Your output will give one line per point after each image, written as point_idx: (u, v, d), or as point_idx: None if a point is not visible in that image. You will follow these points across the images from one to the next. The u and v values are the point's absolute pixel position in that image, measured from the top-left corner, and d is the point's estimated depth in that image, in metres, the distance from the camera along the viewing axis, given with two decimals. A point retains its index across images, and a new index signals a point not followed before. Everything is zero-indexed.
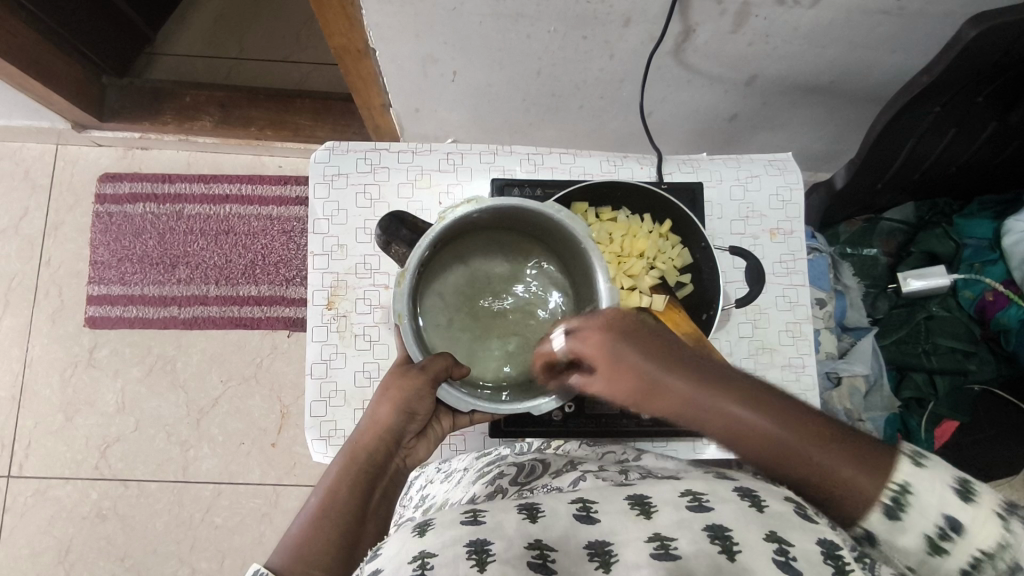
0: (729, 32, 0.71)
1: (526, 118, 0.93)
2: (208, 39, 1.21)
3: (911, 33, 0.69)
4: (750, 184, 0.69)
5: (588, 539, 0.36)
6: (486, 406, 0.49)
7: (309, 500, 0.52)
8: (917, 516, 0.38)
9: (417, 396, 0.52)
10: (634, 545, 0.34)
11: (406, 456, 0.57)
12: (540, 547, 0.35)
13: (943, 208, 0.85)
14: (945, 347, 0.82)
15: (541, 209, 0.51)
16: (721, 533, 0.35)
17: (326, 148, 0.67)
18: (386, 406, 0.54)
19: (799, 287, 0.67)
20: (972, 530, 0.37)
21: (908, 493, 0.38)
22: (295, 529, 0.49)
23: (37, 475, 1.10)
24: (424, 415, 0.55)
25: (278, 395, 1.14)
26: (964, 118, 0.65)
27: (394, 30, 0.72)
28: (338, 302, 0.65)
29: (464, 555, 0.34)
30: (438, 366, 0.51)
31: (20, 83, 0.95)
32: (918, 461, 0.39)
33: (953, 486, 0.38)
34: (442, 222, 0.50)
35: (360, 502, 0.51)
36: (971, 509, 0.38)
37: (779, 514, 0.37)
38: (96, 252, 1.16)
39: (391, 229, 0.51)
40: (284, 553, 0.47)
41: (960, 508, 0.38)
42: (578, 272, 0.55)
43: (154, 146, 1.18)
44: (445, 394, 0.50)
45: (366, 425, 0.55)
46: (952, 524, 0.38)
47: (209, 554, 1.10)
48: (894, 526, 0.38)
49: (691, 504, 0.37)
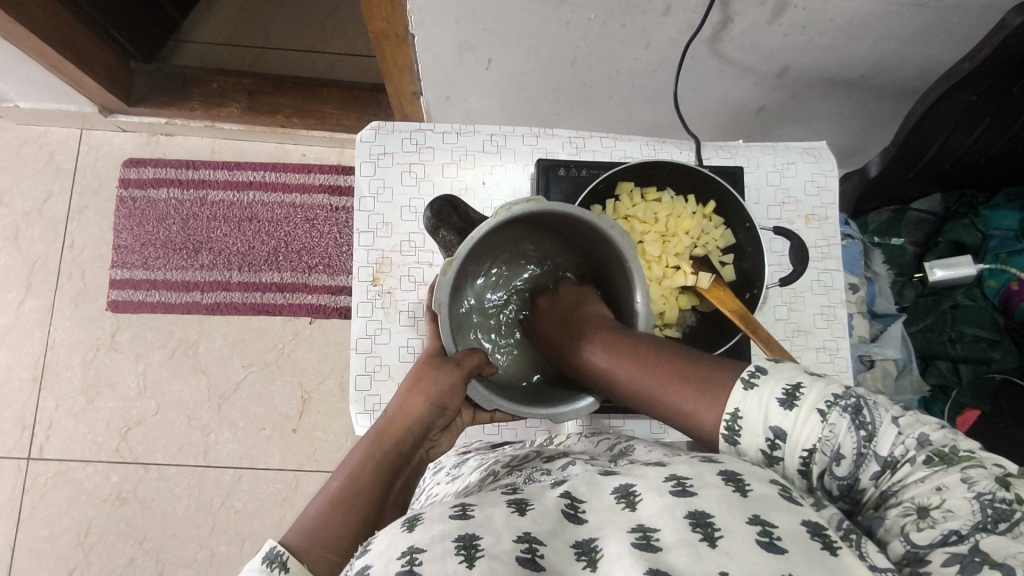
0: (767, 23, 0.72)
1: (555, 108, 0.95)
2: (234, 26, 1.22)
3: (945, 26, 0.71)
4: (786, 170, 0.70)
5: (575, 539, 0.37)
6: (508, 406, 0.52)
7: (327, 484, 0.51)
8: (750, 436, 0.42)
9: (448, 393, 0.53)
10: (618, 537, 0.36)
11: (429, 449, 0.59)
12: (528, 540, 0.35)
13: (970, 200, 0.86)
14: (970, 336, 0.84)
15: (598, 224, 0.50)
16: (704, 519, 0.36)
17: (372, 128, 0.68)
18: (417, 396, 0.55)
19: (834, 272, 0.69)
20: (795, 435, 0.41)
21: (739, 417, 0.43)
22: (313, 511, 0.49)
23: (58, 457, 1.10)
24: (452, 411, 0.56)
25: (299, 380, 1.15)
26: (998, 109, 0.67)
27: (437, 16, 0.73)
28: (383, 279, 0.66)
29: (452, 550, 0.34)
30: (472, 362, 0.54)
31: (53, 63, 0.96)
32: (751, 383, 0.43)
33: (779, 398, 0.42)
34: (497, 217, 0.48)
35: (382, 489, 0.52)
36: (793, 415, 0.41)
37: (761, 497, 0.38)
38: (119, 235, 1.16)
39: (443, 213, 0.53)
40: (300, 534, 0.47)
41: (783, 417, 0.41)
42: (609, 270, 0.58)
43: (177, 132, 1.18)
44: (474, 390, 0.52)
45: (393, 413, 0.55)
46: (777, 433, 0.41)
47: (229, 538, 1.10)
48: (734, 448, 0.43)
49: (674, 489, 0.38)
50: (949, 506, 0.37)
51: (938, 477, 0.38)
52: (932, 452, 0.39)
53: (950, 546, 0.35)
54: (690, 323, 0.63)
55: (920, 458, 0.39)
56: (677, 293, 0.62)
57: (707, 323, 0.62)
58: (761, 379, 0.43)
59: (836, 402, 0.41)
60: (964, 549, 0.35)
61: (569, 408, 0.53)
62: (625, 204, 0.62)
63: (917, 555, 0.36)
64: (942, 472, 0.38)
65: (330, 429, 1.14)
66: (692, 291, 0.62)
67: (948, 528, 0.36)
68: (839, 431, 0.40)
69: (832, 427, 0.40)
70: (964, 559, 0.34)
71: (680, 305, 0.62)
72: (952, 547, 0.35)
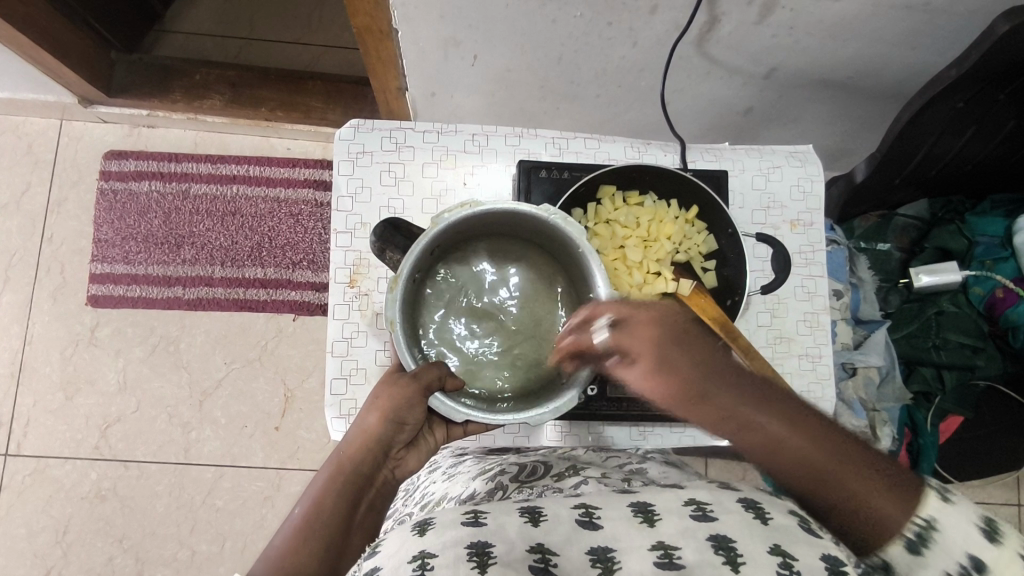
0: (754, 24, 0.71)
1: (543, 106, 0.93)
2: (218, 17, 1.19)
3: (933, 30, 0.71)
4: (772, 174, 0.69)
5: (590, 544, 0.37)
6: (478, 415, 0.48)
7: (293, 511, 0.53)
8: (940, 553, 0.41)
9: (405, 408, 0.52)
10: (639, 554, 0.36)
11: (395, 468, 0.57)
12: (542, 550, 0.36)
13: (956, 206, 0.86)
14: (954, 341, 0.84)
15: (539, 214, 0.49)
16: (726, 543, 0.36)
17: (351, 126, 0.66)
18: (373, 414, 0.53)
19: (817, 278, 0.68)
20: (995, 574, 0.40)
21: (934, 527, 0.41)
22: (279, 540, 0.51)
23: (36, 454, 1.09)
24: (414, 425, 0.55)
25: (282, 378, 1.14)
26: (983, 116, 0.67)
27: (421, 11, 0.72)
28: (361, 280, 0.65)
29: (464, 557, 0.34)
30: (432, 374, 0.50)
31: (29, 53, 0.94)
32: (945, 498, 0.42)
33: (979, 528, 0.41)
34: (435, 227, 0.49)
35: (344, 515, 0.53)
36: (995, 550, 0.41)
37: (781, 527, 0.38)
38: (99, 229, 1.14)
39: (387, 236, 0.50)
40: (266, 565, 0.49)
41: (984, 548, 0.41)
42: (579, 279, 0.53)
43: (159, 124, 1.16)
44: (437, 403, 0.48)
45: (354, 433, 0.55)
46: (975, 563, 0.40)
47: (209, 536, 1.09)
48: (909, 556, 0.41)
49: (695, 514, 0.38)
50: None
51: None
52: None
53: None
54: None
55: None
56: (658, 300, 0.60)
57: None
58: (958, 500, 0.42)
59: None
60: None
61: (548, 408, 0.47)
62: (606, 208, 0.61)
63: None
64: None
65: (312, 427, 1.13)
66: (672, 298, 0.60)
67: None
68: None
69: None
70: None
71: None
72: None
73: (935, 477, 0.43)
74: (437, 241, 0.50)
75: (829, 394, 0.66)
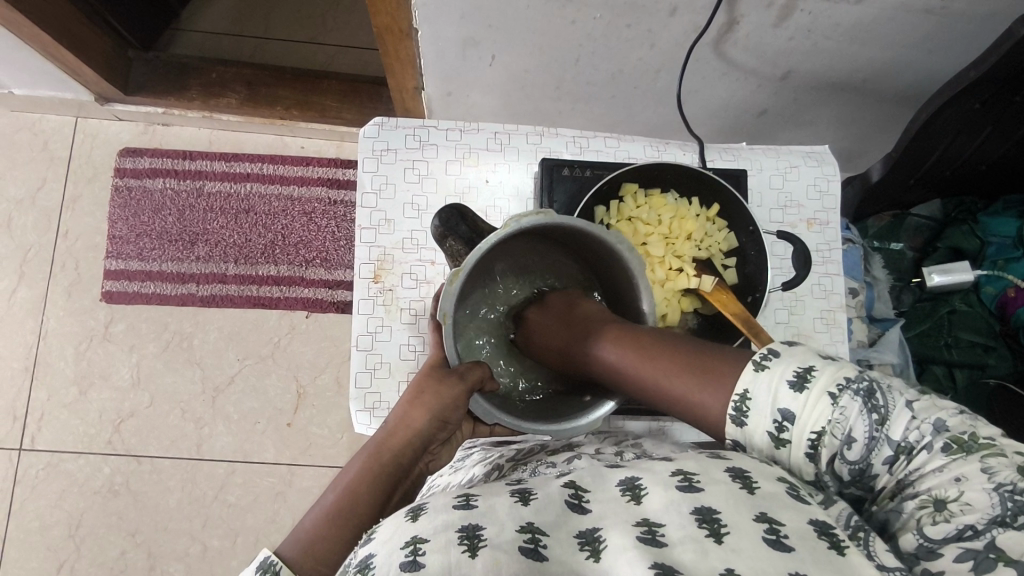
0: (772, 26, 0.72)
1: (558, 106, 0.94)
2: (233, 17, 1.20)
3: (950, 33, 0.72)
4: (789, 174, 0.70)
5: (579, 529, 0.38)
6: (509, 420, 0.54)
7: (324, 496, 0.52)
8: (758, 417, 0.44)
9: (451, 406, 0.55)
10: (623, 529, 0.37)
11: (430, 463, 0.59)
12: (532, 531, 0.37)
13: (969, 206, 0.87)
14: (966, 341, 0.85)
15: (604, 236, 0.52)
16: (710, 516, 0.37)
17: (375, 123, 0.67)
18: (418, 409, 0.56)
19: (834, 276, 0.69)
20: (805, 417, 0.42)
21: (747, 399, 0.44)
22: (308, 522, 0.50)
23: (49, 449, 1.09)
24: (454, 424, 0.58)
25: (295, 374, 1.14)
26: (1001, 118, 0.68)
27: (443, 11, 0.73)
28: (384, 275, 0.66)
29: (454, 541, 0.35)
30: (475, 375, 0.55)
31: (50, 51, 0.94)
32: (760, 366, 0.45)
33: (788, 380, 0.43)
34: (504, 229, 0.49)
35: (380, 502, 0.52)
36: (803, 397, 0.42)
37: (770, 494, 0.39)
38: (114, 226, 1.15)
39: (450, 222, 0.54)
40: (294, 545, 0.48)
41: (792, 399, 0.43)
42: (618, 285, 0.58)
43: (174, 122, 1.17)
44: (475, 404, 0.54)
45: (394, 427, 0.56)
46: (785, 415, 0.43)
47: (221, 531, 1.09)
48: (741, 430, 0.44)
49: (680, 484, 0.40)
50: (967, 500, 0.38)
51: (955, 467, 0.39)
52: (950, 439, 0.40)
53: (965, 541, 0.37)
54: (690, 326, 0.63)
55: (937, 445, 0.40)
56: (680, 296, 0.62)
57: (710, 326, 0.62)
58: (772, 363, 0.44)
59: (848, 385, 0.42)
60: (979, 546, 0.37)
61: (585, 420, 0.55)
62: (629, 205, 0.62)
63: (929, 548, 0.38)
64: (961, 461, 0.39)
65: (324, 423, 1.13)
66: (694, 294, 0.62)
67: (964, 523, 0.38)
68: (850, 414, 0.41)
69: (844, 410, 0.41)
70: (978, 555, 0.36)
71: (682, 307, 0.62)
72: (967, 543, 0.37)
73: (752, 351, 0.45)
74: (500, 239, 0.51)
75: None
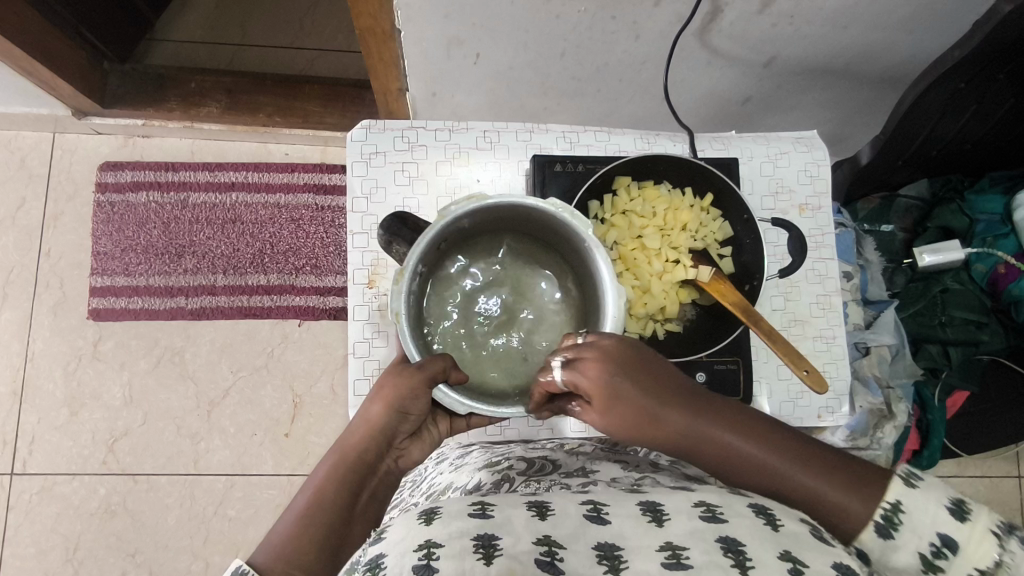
0: (755, 13, 0.72)
1: (543, 102, 0.94)
2: (210, 25, 1.18)
3: (930, 14, 0.72)
4: (780, 161, 0.70)
5: (597, 541, 0.37)
6: (484, 409, 0.50)
7: (294, 500, 0.53)
8: (909, 534, 0.42)
9: (410, 395, 0.52)
10: (647, 554, 0.36)
11: (398, 457, 0.58)
12: (549, 544, 0.36)
13: (955, 184, 0.87)
14: (959, 319, 0.86)
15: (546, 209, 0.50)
16: (734, 546, 0.36)
17: (362, 127, 0.66)
18: (378, 403, 0.54)
19: (828, 261, 0.69)
20: (965, 551, 0.41)
21: (900, 510, 0.42)
22: (279, 528, 0.51)
23: (42, 472, 1.07)
24: (417, 416, 0.56)
25: (290, 384, 1.13)
26: (984, 95, 0.68)
27: (425, 10, 0.72)
28: (379, 281, 0.65)
29: (470, 549, 0.35)
30: (436, 366, 0.51)
31: (24, 66, 0.92)
32: (911, 483, 0.43)
33: (948, 507, 0.42)
34: (441, 219, 0.49)
35: (346, 505, 0.53)
36: (966, 529, 0.41)
37: (791, 534, 0.38)
38: (97, 242, 1.13)
39: (394, 229, 0.52)
40: (265, 553, 0.49)
41: (954, 528, 0.41)
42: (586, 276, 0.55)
43: (155, 134, 1.15)
44: (443, 397, 0.50)
45: (358, 423, 0.55)
46: (944, 542, 0.41)
47: (223, 546, 1.08)
48: (883, 543, 0.42)
49: (704, 515, 0.38)
50: None
51: None
52: None
53: None
54: (690, 317, 0.63)
55: None
56: (677, 287, 0.61)
57: (708, 316, 0.62)
58: (924, 483, 0.43)
59: (1009, 530, 0.41)
60: None
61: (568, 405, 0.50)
62: (623, 198, 0.61)
63: None
64: None
65: (322, 432, 1.12)
66: (692, 285, 0.61)
67: None
68: (1017, 560, 0.40)
69: (1009, 554, 0.40)
70: None
71: (681, 299, 0.61)
72: None
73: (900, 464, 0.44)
74: (442, 235, 0.51)
75: (843, 373, 0.67)
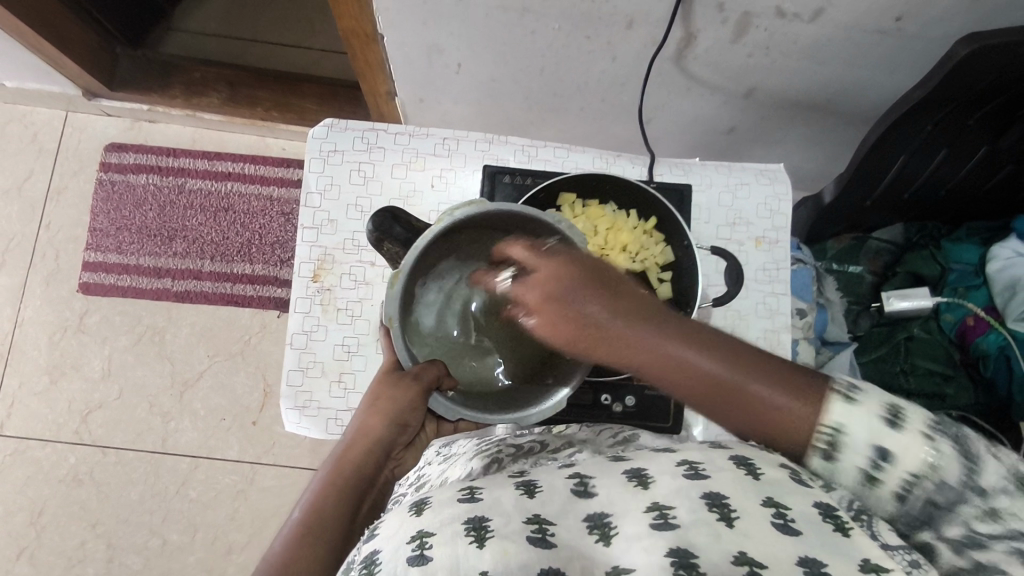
0: (730, 43, 0.72)
1: (527, 115, 0.94)
2: (223, 20, 1.23)
3: (910, 55, 0.71)
4: (739, 191, 0.70)
5: (586, 511, 0.38)
6: (472, 414, 0.50)
7: (290, 516, 0.49)
8: (851, 454, 0.40)
9: (409, 407, 0.52)
10: (635, 516, 0.36)
11: (394, 469, 0.56)
12: (539, 521, 0.36)
13: (931, 231, 0.86)
14: (923, 369, 0.84)
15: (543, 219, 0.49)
16: (719, 501, 0.37)
17: (325, 125, 0.68)
18: (374, 415, 0.53)
19: (780, 296, 0.68)
20: (902, 458, 0.39)
21: (841, 432, 0.40)
22: (276, 547, 0.46)
23: (17, 435, 1.11)
24: (415, 426, 0.55)
25: (263, 373, 1.15)
26: (955, 139, 0.66)
27: (403, 16, 0.73)
28: (324, 275, 0.66)
29: (462, 532, 0.35)
30: (431, 374, 0.52)
31: (32, 43, 0.97)
32: (850, 397, 0.40)
33: (884, 415, 0.40)
34: (438, 223, 0.49)
35: (348, 513, 0.49)
36: (903, 438, 0.39)
37: (774, 480, 0.39)
38: (95, 219, 1.17)
39: (385, 226, 0.52)
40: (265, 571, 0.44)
41: (890, 438, 0.40)
42: None
43: (160, 119, 1.19)
44: (439, 404, 0.50)
45: (352, 436, 0.53)
46: (882, 453, 0.40)
47: (180, 526, 1.10)
48: (827, 464, 0.41)
49: (688, 472, 0.40)
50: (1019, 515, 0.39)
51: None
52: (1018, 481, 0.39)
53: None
54: None
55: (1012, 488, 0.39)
56: None
57: None
58: (861, 396, 0.40)
59: (940, 428, 0.40)
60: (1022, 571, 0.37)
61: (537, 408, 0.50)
62: (566, 215, 0.61)
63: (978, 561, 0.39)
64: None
65: None
66: None
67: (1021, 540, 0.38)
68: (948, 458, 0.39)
69: (942, 453, 0.39)
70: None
71: None
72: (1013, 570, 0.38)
73: (840, 379, 0.41)
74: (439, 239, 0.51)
75: None
